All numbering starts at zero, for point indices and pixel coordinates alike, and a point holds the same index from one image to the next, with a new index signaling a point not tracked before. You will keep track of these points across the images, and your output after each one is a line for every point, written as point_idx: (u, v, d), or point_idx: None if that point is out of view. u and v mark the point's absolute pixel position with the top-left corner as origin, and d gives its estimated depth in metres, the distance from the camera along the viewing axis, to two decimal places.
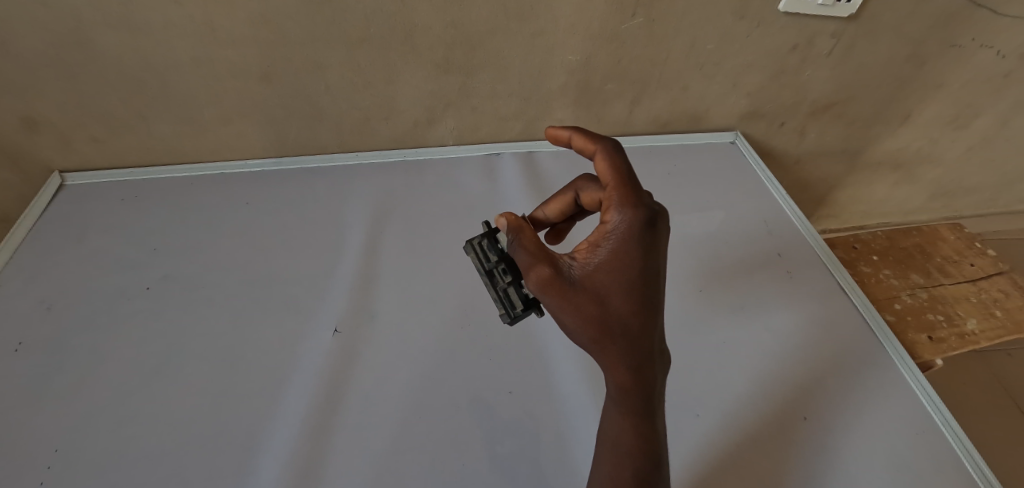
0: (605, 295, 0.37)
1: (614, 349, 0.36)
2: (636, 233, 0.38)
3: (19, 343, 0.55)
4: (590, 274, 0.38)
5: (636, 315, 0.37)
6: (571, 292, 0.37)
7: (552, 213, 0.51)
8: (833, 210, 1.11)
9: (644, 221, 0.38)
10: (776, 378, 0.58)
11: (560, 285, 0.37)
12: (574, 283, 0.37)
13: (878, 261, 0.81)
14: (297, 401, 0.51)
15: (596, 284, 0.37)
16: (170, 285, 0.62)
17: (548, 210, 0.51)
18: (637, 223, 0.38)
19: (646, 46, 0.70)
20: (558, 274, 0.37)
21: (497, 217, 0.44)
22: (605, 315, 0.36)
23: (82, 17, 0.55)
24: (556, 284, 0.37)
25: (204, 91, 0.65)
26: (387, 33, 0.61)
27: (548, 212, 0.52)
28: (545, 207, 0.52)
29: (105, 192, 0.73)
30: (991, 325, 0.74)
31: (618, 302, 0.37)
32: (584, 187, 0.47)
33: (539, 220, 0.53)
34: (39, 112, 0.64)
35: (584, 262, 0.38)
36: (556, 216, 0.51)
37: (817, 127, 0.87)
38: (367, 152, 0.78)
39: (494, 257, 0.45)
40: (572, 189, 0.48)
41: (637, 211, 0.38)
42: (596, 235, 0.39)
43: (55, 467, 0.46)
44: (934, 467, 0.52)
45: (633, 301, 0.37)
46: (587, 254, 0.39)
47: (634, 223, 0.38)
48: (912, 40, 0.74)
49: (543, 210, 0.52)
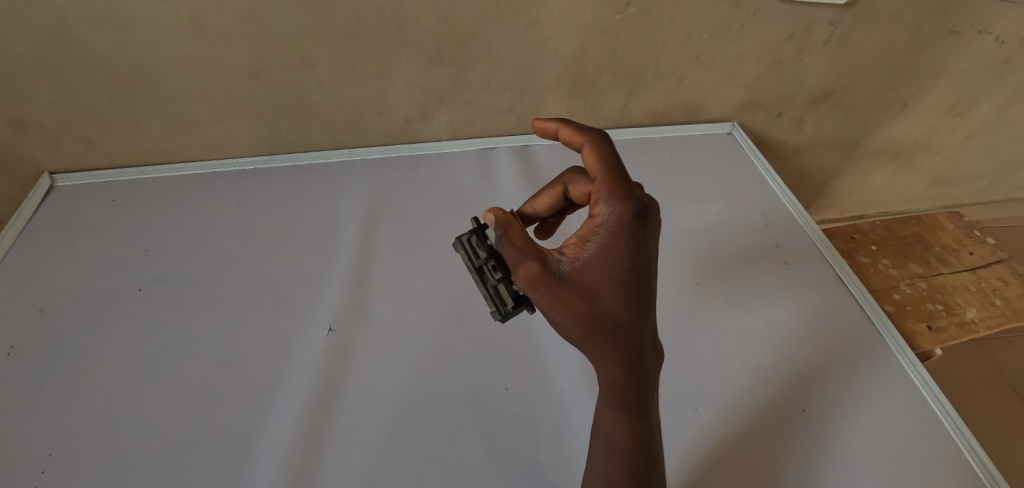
0: (595, 291, 0.36)
1: (605, 345, 0.36)
2: (625, 226, 0.37)
3: (11, 346, 0.55)
4: (580, 268, 0.37)
5: (627, 309, 0.36)
6: (560, 288, 0.36)
7: (542, 207, 0.51)
8: (831, 200, 1.10)
9: (635, 214, 0.37)
10: (773, 369, 0.58)
11: (549, 281, 0.36)
12: (564, 279, 0.36)
13: (877, 251, 0.80)
14: (291, 402, 0.51)
15: (586, 279, 0.37)
16: (163, 285, 0.61)
17: (538, 205, 0.51)
18: (626, 216, 0.37)
19: (641, 36, 0.69)
20: (547, 270, 0.37)
21: (486, 212, 0.43)
22: (596, 310, 0.36)
23: (65, 14, 0.54)
24: (544, 279, 0.36)
25: (193, 89, 0.64)
26: (378, 27, 0.61)
27: (538, 206, 0.51)
28: (535, 202, 0.51)
29: (95, 192, 0.72)
30: (989, 313, 0.74)
31: (609, 297, 0.36)
32: (573, 180, 0.46)
33: (529, 215, 0.52)
34: (26, 113, 0.63)
35: (574, 257, 0.38)
36: (545, 210, 0.51)
37: (815, 116, 0.86)
38: (359, 149, 0.78)
39: (484, 253, 0.44)
40: (561, 183, 0.48)
41: (626, 204, 0.38)
42: (586, 229, 0.38)
43: (51, 471, 0.46)
44: (934, 458, 0.52)
45: (624, 295, 0.36)
46: (576, 248, 0.38)
47: (624, 216, 0.37)
48: (911, 26, 0.73)
49: (533, 204, 0.51)
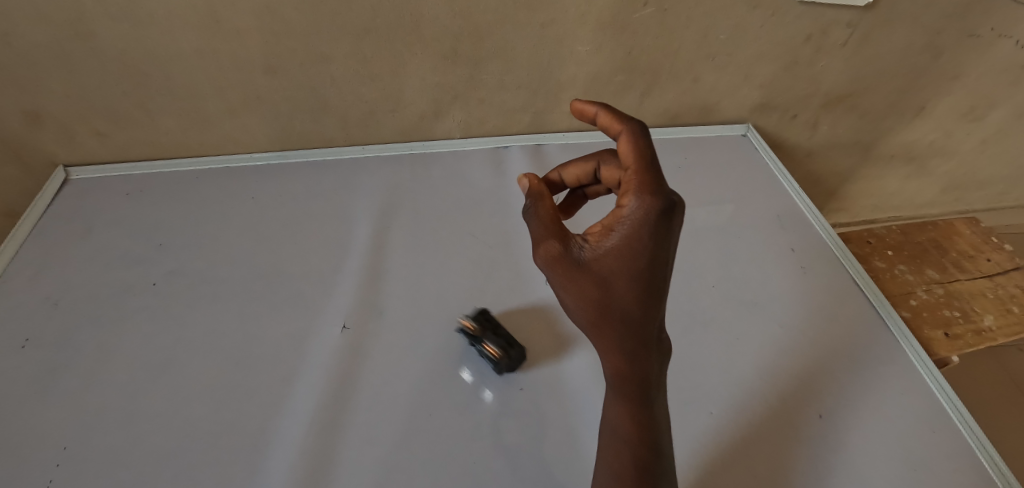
0: (610, 281, 0.35)
1: (611, 332, 0.37)
2: (652, 222, 0.34)
3: (26, 339, 0.55)
4: (597, 257, 0.36)
5: (639, 304, 0.36)
6: (574, 272, 0.36)
7: (569, 178, 0.49)
8: (844, 204, 1.09)
9: (664, 211, 0.34)
10: (789, 374, 0.57)
11: (565, 264, 0.36)
12: (580, 265, 0.36)
13: (893, 257, 0.79)
14: (305, 399, 0.51)
15: (603, 269, 0.35)
16: (177, 280, 0.61)
17: (566, 174, 0.49)
18: (655, 211, 0.34)
19: (658, 36, 0.68)
20: (565, 253, 0.36)
21: (522, 178, 0.45)
22: (607, 299, 0.36)
23: (82, 7, 0.54)
24: (560, 261, 0.36)
25: (208, 83, 0.64)
26: (394, 23, 0.60)
27: (565, 176, 0.49)
28: (564, 170, 0.49)
29: (109, 185, 0.72)
30: (1008, 321, 0.72)
31: (622, 290, 0.35)
32: (609, 162, 0.45)
33: (553, 182, 0.50)
34: (41, 106, 0.63)
35: (594, 245, 0.36)
36: (572, 182, 0.50)
37: (830, 119, 0.86)
38: (372, 145, 0.77)
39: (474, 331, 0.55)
40: (597, 159, 0.47)
41: (657, 200, 0.34)
42: (611, 218, 0.36)
43: (64, 465, 0.46)
44: (952, 467, 0.51)
45: (637, 290, 0.35)
46: (598, 237, 0.36)
47: (652, 212, 0.34)
48: (930, 29, 0.72)
49: (561, 172, 0.50)
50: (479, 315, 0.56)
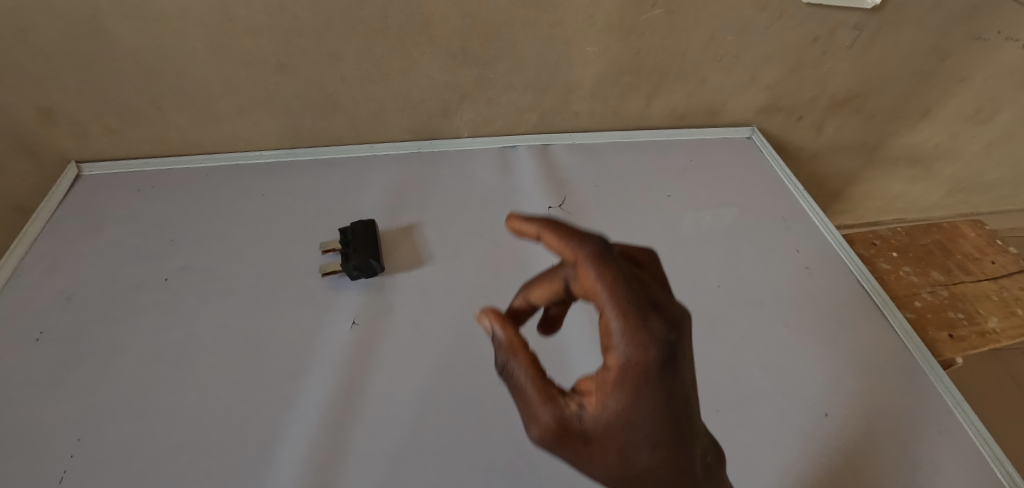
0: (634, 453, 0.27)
1: None
2: (654, 373, 0.27)
3: (40, 332, 0.56)
4: (609, 429, 0.27)
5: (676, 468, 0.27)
6: (585, 454, 0.27)
7: (539, 299, 0.36)
8: (848, 206, 1.09)
9: (662, 355, 0.27)
10: (794, 374, 0.58)
11: (571, 445, 0.27)
12: (590, 443, 0.27)
13: (898, 258, 0.79)
14: (315, 394, 0.51)
15: (619, 442, 0.27)
16: (188, 276, 0.62)
17: (534, 295, 0.36)
18: (652, 360, 0.27)
19: (665, 37, 0.68)
20: (568, 432, 0.27)
21: (482, 314, 0.33)
22: (631, 475, 0.27)
23: (98, 5, 0.55)
24: (564, 443, 0.27)
25: (219, 81, 0.65)
26: (404, 23, 0.61)
27: (534, 298, 0.36)
28: (530, 290, 0.36)
29: (121, 182, 0.73)
30: (1013, 323, 0.73)
31: (650, 459, 0.27)
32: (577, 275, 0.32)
33: (521, 307, 0.38)
34: (55, 102, 0.64)
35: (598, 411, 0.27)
36: (544, 302, 0.36)
37: (835, 121, 0.86)
38: (381, 144, 0.78)
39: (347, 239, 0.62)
40: (562, 275, 0.34)
41: (650, 344, 0.27)
42: (600, 373, 0.28)
43: (79, 457, 0.47)
44: (956, 467, 0.51)
45: (666, 454, 0.27)
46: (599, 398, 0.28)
47: (649, 361, 0.27)
48: (936, 32, 0.73)
49: (528, 293, 0.37)
50: (348, 229, 0.63)
